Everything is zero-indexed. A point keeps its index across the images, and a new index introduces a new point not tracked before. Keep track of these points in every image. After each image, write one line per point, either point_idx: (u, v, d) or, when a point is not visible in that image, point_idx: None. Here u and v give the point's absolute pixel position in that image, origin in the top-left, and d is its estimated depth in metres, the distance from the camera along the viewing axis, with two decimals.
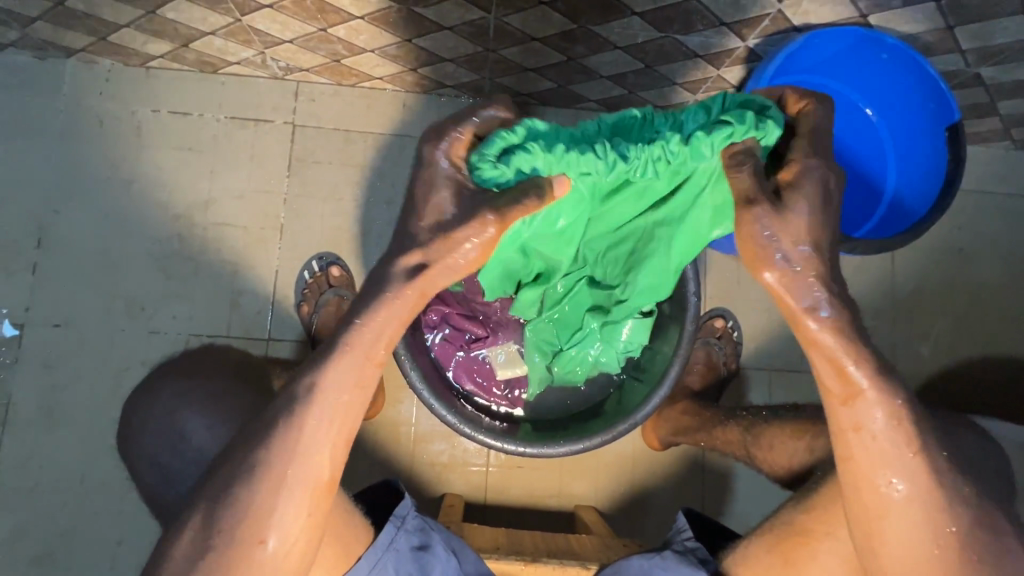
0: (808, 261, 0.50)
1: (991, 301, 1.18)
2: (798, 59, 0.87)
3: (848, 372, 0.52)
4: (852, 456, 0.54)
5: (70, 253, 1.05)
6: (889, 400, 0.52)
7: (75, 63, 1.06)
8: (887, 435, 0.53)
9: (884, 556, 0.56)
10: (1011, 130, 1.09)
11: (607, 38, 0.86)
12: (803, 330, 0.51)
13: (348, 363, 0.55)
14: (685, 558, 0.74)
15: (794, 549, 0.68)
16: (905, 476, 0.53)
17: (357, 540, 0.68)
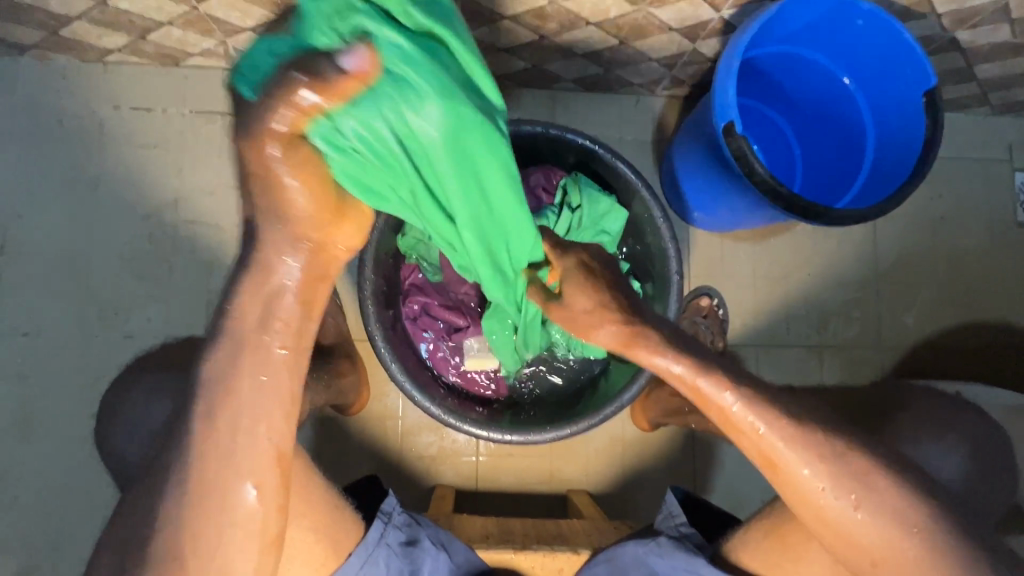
0: (603, 315, 0.59)
1: (972, 268, 1.18)
2: (773, 29, 0.85)
3: (698, 383, 0.56)
4: (748, 449, 0.57)
5: (36, 260, 1.01)
6: (722, 389, 0.56)
7: (28, 60, 1.02)
8: (753, 424, 0.55)
9: (841, 542, 0.56)
10: (989, 95, 1.08)
11: (579, 14, 0.84)
12: (638, 359, 0.59)
13: (254, 359, 0.51)
14: (682, 545, 0.72)
15: (792, 531, 0.67)
16: (797, 462, 0.55)
17: (346, 535, 0.67)
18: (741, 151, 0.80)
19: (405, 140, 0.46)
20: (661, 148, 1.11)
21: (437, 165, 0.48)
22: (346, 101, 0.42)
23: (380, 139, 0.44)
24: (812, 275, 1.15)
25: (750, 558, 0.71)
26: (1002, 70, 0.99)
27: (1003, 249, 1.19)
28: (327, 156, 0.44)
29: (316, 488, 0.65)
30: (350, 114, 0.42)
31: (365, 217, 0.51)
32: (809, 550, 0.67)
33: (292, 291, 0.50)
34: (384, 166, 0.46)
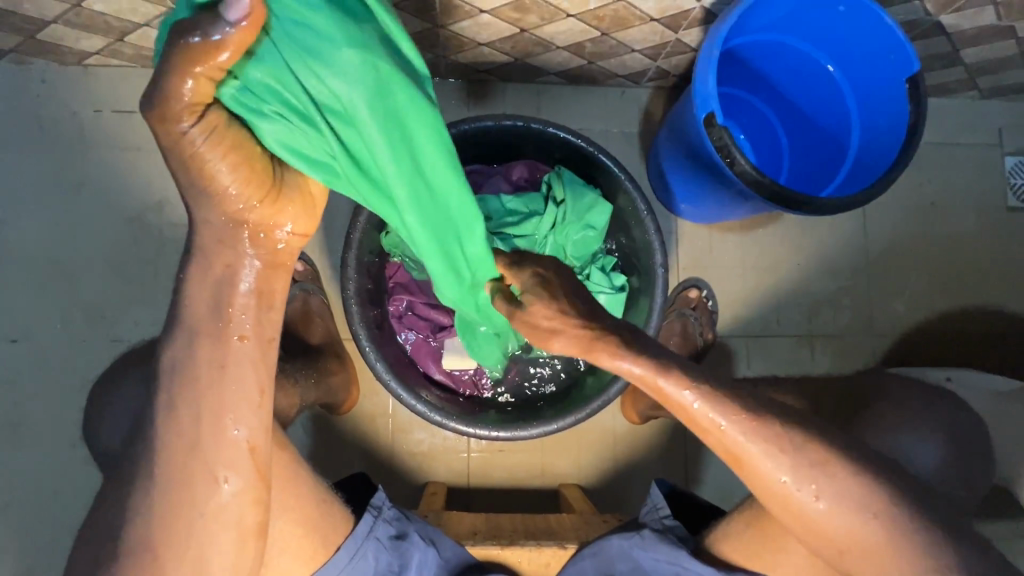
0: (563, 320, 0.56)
1: (963, 253, 1.18)
2: (754, 18, 0.84)
3: (672, 389, 0.54)
4: (720, 449, 0.55)
5: (22, 265, 1.01)
6: (682, 388, 0.53)
7: (7, 65, 1.01)
8: (711, 418, 0.54)
9: (809, 531, 0.56)
10: (976, 79, 1.08)
11: (559, 7, 0.83)
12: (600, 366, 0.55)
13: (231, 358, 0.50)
14: (665, 537, 0.73)
15: (773, 522, 0.67)
16: (766, 456, 0.54)
17: (333, 530, 0.67)
18: (722, 141, 0.80)
19: (318, 92, 0.46)
20: (648, 140, 1.11)
21: (357, 117, 0.47)
22: (248, 54, 0.43)
23: (293, 93, 0.45)
24: (801, 265, 1.14)
25: (732, 548, 0.71)
26: (988, 53, 0.98)
27: (993, 234, 1.19)
28: (247, 122, 0.44)
29: (304, 484, 0.65)
30: (262, 67, 0.44)
31: (316, 206, 0.51)
32: (789, 541, 0.67)
33: (246, 277, 0.50)
34: (299, 125, 0.46)
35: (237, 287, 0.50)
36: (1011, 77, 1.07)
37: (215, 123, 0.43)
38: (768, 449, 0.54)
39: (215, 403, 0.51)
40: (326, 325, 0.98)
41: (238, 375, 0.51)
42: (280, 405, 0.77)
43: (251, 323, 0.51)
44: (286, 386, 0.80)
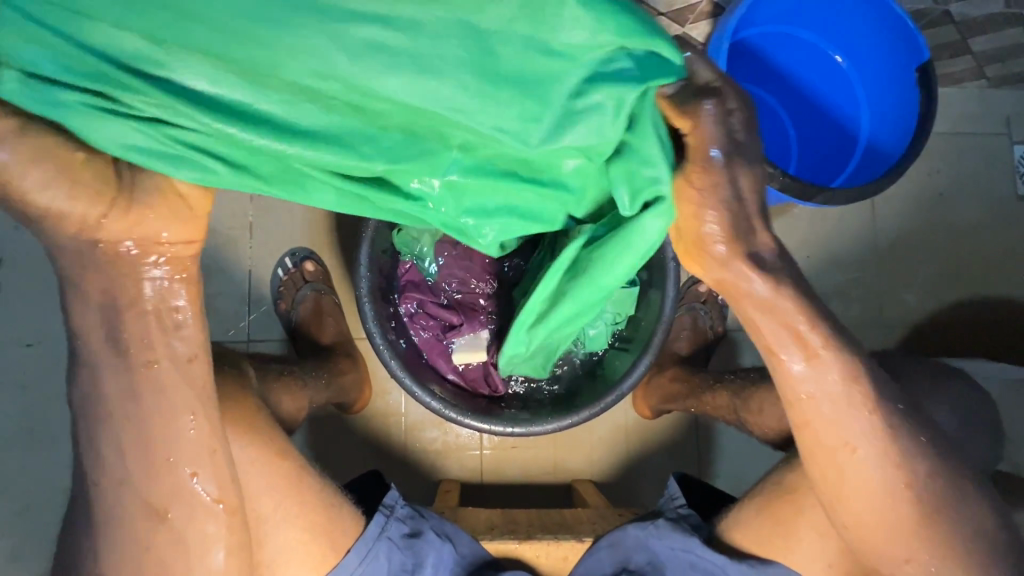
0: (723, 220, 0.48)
1: (972, 243, 1.17)
2: (764, 9, 0.85)
3: (806, 338, 0.51)
4: (794, 407, 0.54)
5: (35, 270, 1.02)
6: (843, 367, 0.52)
7: None
8: (846, 400, 0.53)
9: (854, 511, 0.55)
10: (984, 68, 1.07)
11: None
12: (747, 295, 0.50)
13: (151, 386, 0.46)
14: (679, 525, 0.74)
15: (782, 507, 0.68)
16: (865, 440, 0.53)
17: (344, 531, 0.67)
18: None
19: (183, 35, 0.38)
20: None
21: (235, 37, 0.38)
22: (23, 40, 0.38)
23: (88, 62, 0.39)
24: (810, 257, 1.14)
25: (744, 536, 0.71)
26: (997, 41, 0.98)
27: (1004, 223, 1.18)
28: (75, 124, 0.39)
29: (309, 491, 0.65)
30: (114, 28, 0.37)
31: (193, 210, 0.43)
32: (802, 526, 0.67)
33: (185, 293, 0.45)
34: (132, 94, 0.39)
35: (169, 302, 0.44)
36: (1019, 64, 1.06)
37: (39, 142, 0.37)
38: (839, 419, 0.53)
39: (172, 420, 0.47)
40: (337, 324, 0.99)
41: (172, 398, 0.46)
42: (286, 409, 0.76)
43: (160, 347, 0.45)
44: (294, 389, 0.79)
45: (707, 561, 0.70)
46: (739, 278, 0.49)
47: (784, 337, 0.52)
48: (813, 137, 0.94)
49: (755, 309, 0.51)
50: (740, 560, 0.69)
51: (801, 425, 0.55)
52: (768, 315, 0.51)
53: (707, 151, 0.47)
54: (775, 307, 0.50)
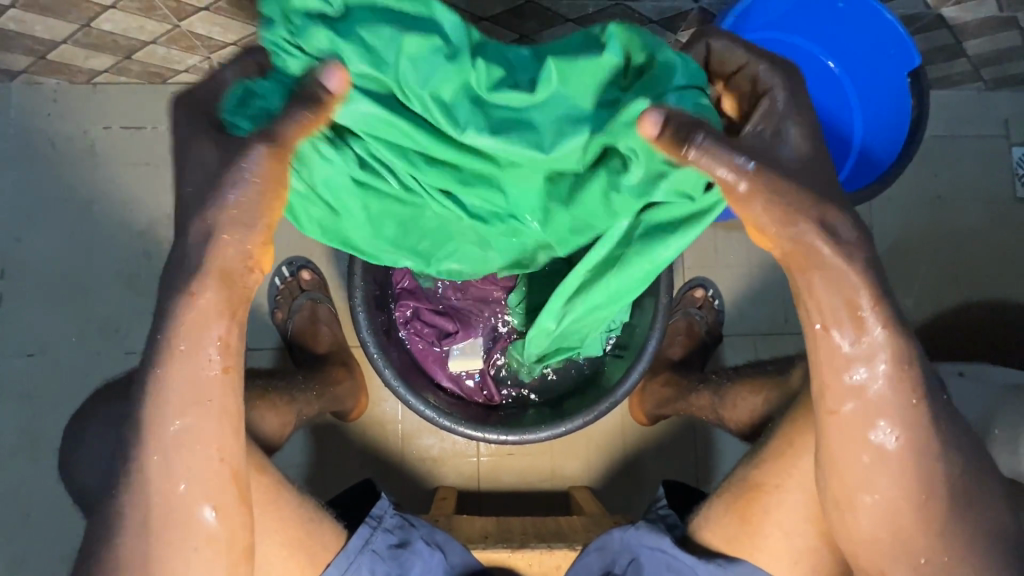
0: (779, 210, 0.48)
1: (971, 245, 1.17)
2: (756, 16, 0.83)
3: (862, 314, 0.50)
4: (829, 391, 0.53)
5: (37, 281, 1.03)
6: (896, 353, 0.51)
7: (19, 85, 1.03)
8: (893, 389, 0.52)
9: (866, 507, 0.55)
10: (980, 70, 1.07)
11: (556, 12, 0.84)
12: (809, 259, 0.49)
13: (190, 381, 0.50)
14: (656, 526, 0.74)
15: (750, 505, 0.68)
16: (906, 428, 0.52)
17: (323, 546, 0.68)
18: None
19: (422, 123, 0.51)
20: None
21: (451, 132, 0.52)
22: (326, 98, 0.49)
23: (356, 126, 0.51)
24: None
25: (713, 534, 0.71)
26: (992, 44, 0.98)
27: (1004, 226, 1.17)
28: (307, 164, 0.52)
29: (286, 503, 0.65)
30: (345, 108, 0.49)
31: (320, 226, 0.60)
32: (766, 522, 0.67)
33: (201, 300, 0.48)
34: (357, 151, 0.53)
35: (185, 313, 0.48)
36: (1017, 67, 1.06)
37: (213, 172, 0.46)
38: (886, 407, 0.52)
39: (209, 424, 0.51)
40: (333, 333, 0.99)
41: (205, 406, 0.50)
42: (269, 425, 0.77)
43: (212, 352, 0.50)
44: (279, 406, 0.80)
45: (679, 561, 0.70)
46: (802, 247, 0.49)
47: (836, 308, 0.50)
48: None
49: (808, 279, 0.50)
50: (708, 559, 0.69)
51: (831, 413, 0.54)
52: (817, 286, 0.50)
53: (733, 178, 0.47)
54: (831, 273, 0.49)
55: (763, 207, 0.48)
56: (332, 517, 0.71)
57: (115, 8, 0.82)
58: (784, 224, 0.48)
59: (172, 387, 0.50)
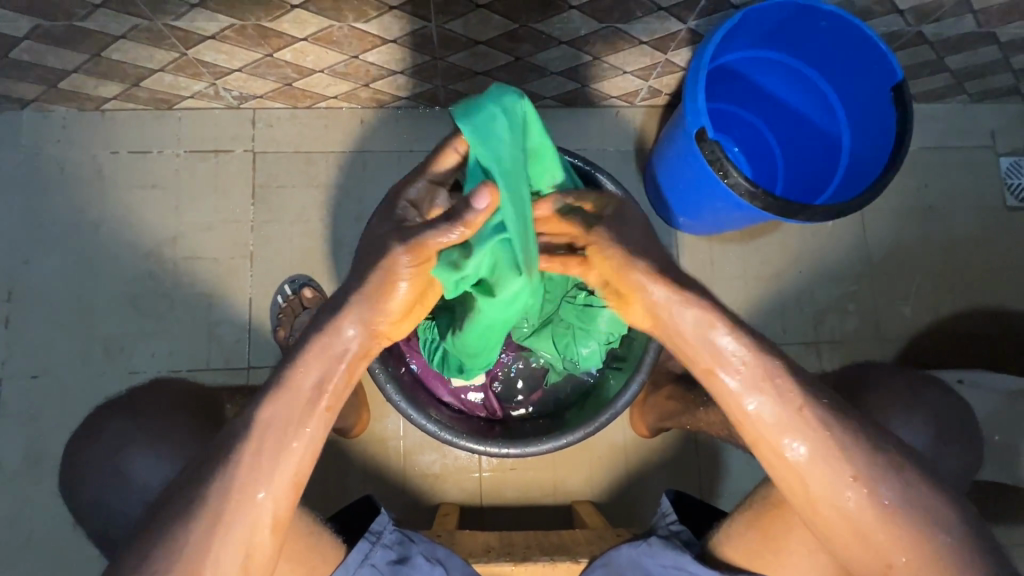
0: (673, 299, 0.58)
1: (965, 254, 1.18)
2: (739, 37, 0.88)
3: (722, 358, 0.58)
4: (743, 429, 0.60)
5: (43, 302, 1.05)
6: (756, 369, 0.57)
7: (30, 113, 1.06)
8: (768, 402, 0.58)
9: (823, 513, 0.59)
10: (963, 84, 1.10)
11: (550, 34, 0.87)
12: (668, 324, 0.59)
13: (284, 403, 0.56)
14: (671, 543, 0.74)
15: (772, 522, 0.69)
16: (797, 437, 0.58)
17: (324, 560, 0.69)
18: (715, 155, 0.83)
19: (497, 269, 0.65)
20: (644, 156, 1.12)
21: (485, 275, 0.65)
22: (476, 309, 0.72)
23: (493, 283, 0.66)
24: (803, 272, 1.15)
25: (733, 549, 0.72)
26: (972, 59, 1.01)
27: (994, 234, 1.19)
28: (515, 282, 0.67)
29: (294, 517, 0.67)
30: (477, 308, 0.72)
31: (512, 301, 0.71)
32: (791, 540, 0.69)
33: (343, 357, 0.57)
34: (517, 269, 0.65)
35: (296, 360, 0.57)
36: (999, 80, 1.09)
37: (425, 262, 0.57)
38: (784, 428, 0.58)
39: (275, 460, 0.56)
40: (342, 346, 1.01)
41: (287, 443, 0.56)
42: None
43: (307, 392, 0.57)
44: None
45: None
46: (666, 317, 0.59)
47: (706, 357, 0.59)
48: (799, 154, 1.02)
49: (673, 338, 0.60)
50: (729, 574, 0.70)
51: (753, 442, 0.60)
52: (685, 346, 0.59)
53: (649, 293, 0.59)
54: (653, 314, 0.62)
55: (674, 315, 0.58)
56: (334, 533, 0.73)
57: (126, 38, 0.85)
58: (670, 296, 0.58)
59: (284, 418, 0.56)
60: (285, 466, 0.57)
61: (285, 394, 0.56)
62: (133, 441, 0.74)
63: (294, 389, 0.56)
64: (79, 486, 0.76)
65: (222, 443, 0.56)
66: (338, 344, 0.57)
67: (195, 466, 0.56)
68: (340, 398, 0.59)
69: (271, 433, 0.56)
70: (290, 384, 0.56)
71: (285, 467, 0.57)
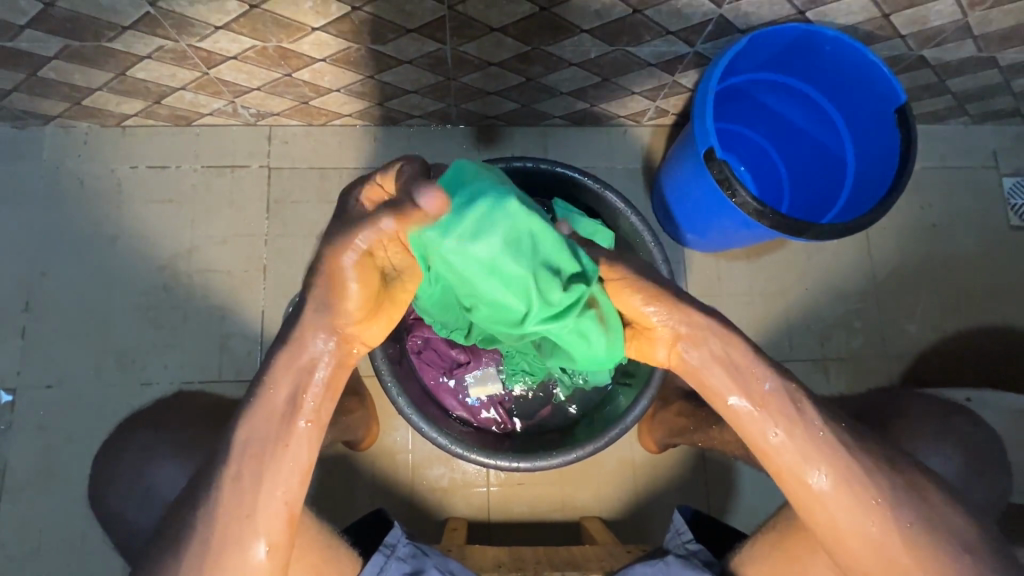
0: (703, 341, 0.62)
1: (970, 273, 1.19)
2: (746, 60, 0.90)
3: (745, 382, 0.60)
4: (767, 459, 0.61)
5: (58, 313, 1.06)
6: (785, 403, 0.60)
7: (53, 129, 1.09)
8: (792, 430, 0.60)
9: (850, 540, 0.60)
10: (965, 106, 1.12)
11: (561, 56, 0.90)
12: (689, 366, 0.63)
13: (263, 420, 0.57)
14: (689, 562, 0.74)
15: (797, 544, 0.70)
16: (825, 463, 0.59)
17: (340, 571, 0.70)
18: (723, 174, 0.84)
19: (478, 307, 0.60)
20: (651, 174, 1.14)
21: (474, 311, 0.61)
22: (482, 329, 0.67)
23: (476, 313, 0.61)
24: (809, 289, 1.16)
25: (755, 570, 0.72)
26: (972, 82, 1.03)
27: (998, 254, 1.20)
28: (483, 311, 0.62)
29: (308, 528, 0.69)
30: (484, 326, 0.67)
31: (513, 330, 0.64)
32: (813, 559, 0.69)
33: (320, 368, 0.58)
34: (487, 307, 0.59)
35: (265, 382, 0.58)
36: (999, 102, 1.11)
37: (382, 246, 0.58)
38: (811, 458, 0.59)
39: (273, 473, 0.57)
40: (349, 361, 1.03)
41: (284, 456, 0.57)
42: None
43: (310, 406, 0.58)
44: None
45: None
46: (704, 368, 0.62)
47: (733, 389, 0.61)
48: (806, 173, 1.04)
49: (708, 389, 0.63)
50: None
51: (778, 473, 0.61)
52: (710, 386, 0.62)
53: (686, 352, 0.63)
54: (657, 337, 0.63)
55: (701, 360, 0.62)
56: (349, 546, 0.74)
57: (150, 58, 0.88)
58: (697, 342, 0.62)
59: (274, 433, 0.57)
60: (279, 481, 0.57)
61: (265, 411, 0.57)
62: (148, 452, 0.75)
63: (276, 407, 0.57)
64: (94, 497, 0.77)
65: (239, 454, 0.57)
66: (306, 365, 0.58)
67: (213, 477, 0.57)
68: (328, 413, 0.60)
69: (268, 445, 0.57)
70: (267, 406, 0.57)
71: (278, 483, 0.57)
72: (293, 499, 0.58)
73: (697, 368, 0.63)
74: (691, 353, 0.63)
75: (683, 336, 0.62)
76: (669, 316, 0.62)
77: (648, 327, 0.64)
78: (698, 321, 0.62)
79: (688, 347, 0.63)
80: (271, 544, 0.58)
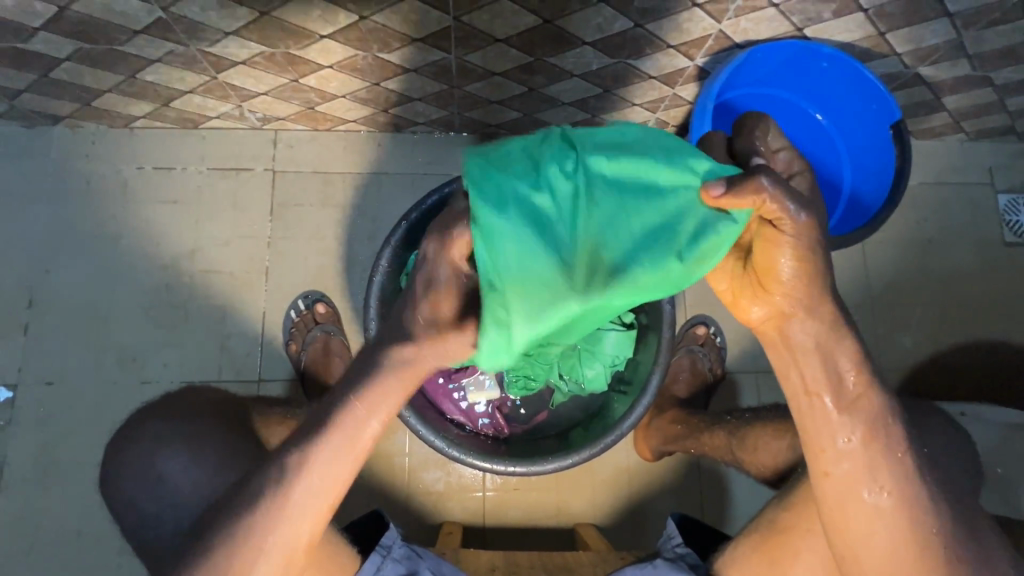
0: (810, 323, 0.55)
1: (964, 288, 1.20)
2: (743, 74, 0.92)
3: (840, 380, 0.56)
4: (822, 455, 0.58)
5: (61, 311, 1.07)
6: (876, 414, 0.57)
7: (62, 128, 1.11)
8: (868, 441, 0.57)
9: (865, 556, 0.59)
10: (960, 123, 1.14)
11: (563, 67, 0.91)
12: (776, 344, 0.58)
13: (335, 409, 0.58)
14: (676, 565, 0.75)
15: (779, 548, 0.70)
16: (890, 480, 0.57)
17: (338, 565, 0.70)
18: None
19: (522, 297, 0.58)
20: None
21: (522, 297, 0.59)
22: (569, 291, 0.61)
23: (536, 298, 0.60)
24: None
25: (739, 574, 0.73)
26: (967, 100, 1.05)
27: (992, 270, 1.21)
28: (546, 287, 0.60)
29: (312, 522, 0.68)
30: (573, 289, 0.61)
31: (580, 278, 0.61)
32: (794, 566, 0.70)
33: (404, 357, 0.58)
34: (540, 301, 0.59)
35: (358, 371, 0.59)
36: (994, 120, 1.13)
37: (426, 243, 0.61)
38: (871, 465, 0.57)
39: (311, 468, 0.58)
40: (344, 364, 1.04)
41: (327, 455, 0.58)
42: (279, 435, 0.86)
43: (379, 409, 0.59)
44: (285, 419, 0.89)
45: None
46: (796, 356, 0.57)
47: (817, 379, 0.57)
48: None
49: (791, 368, 0.58)
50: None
51: (825, 473, 0.59)
52: (797, 363, 0.57)
53: (797, 325, 0.56)
54: (772, 301, 0.56)
55: (807, 343, 0.56)
56: (348, 543, 0.73)
57: (161, 61, 0.90)
58: (809, 317, 0.55)
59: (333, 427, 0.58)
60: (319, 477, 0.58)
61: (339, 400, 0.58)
62: (147, 449, 0.75)
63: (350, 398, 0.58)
64: None
65: None
66: (397, 362, 0.58)
67: None
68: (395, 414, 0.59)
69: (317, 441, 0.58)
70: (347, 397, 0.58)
71: (315, 477, 0.58)
72: (319, 500, 0.59)
73: (795, 347, 0.57)
74: (805, 328, 0.56)
75: (796, 311, 0.55)
76: (791, 289, 0.55)
77: (771, 288, 0.56)
78: (817, 298, 0.55)
79: (803, 323, 0.56)
80: (280, 541, 0.58)
